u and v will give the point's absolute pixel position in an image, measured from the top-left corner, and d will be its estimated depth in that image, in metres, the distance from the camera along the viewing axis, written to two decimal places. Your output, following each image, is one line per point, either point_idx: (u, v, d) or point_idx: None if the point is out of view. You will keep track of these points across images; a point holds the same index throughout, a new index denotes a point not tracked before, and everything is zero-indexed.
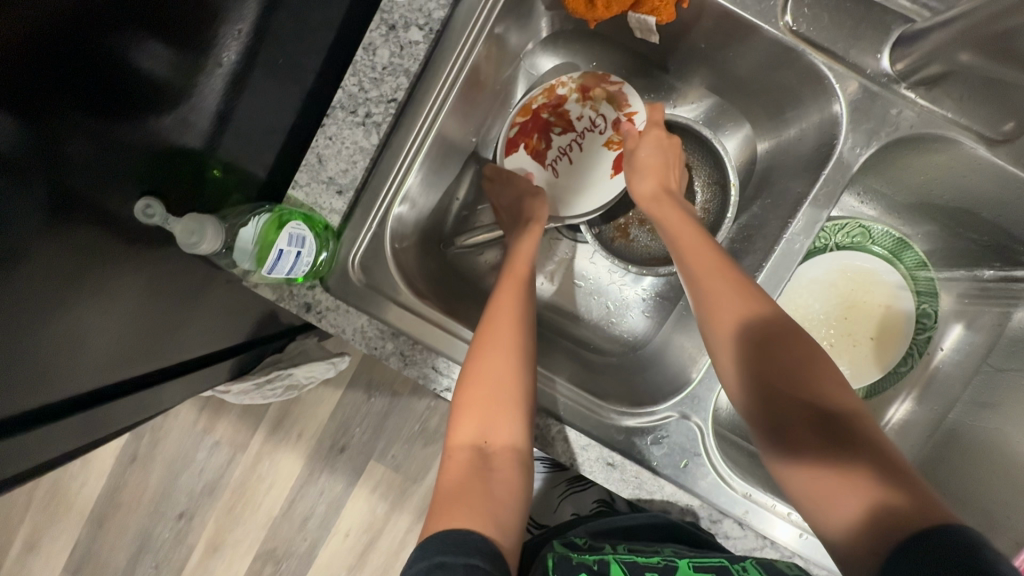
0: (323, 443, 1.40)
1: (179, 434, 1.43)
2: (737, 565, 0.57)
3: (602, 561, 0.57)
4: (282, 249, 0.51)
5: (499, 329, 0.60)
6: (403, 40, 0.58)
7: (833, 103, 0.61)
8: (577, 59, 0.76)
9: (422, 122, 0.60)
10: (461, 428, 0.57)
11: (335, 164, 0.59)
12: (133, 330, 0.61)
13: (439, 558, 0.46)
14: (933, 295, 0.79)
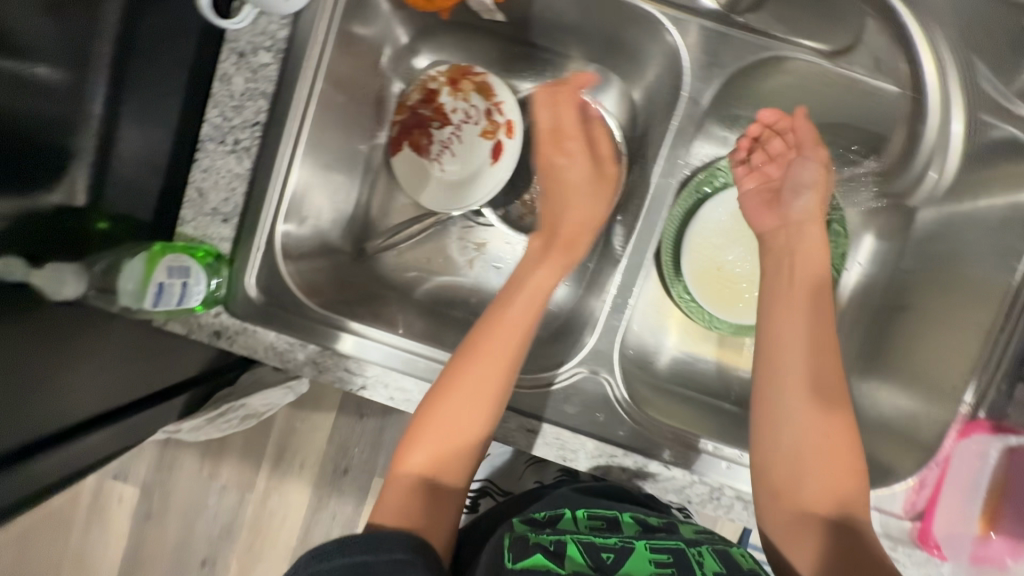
0: (326, 469, 1.45)
1: (187, 484, 1.48)
2: (694, 551, 0.61)
3: (558, 541, 0.60)
4: (162, 282, 0.54)
5: (491, 372, 0.60)
6: (254, 64, 0.60)
7: (666, 35, 0.65)
8: (449, 50, 0.78)
9: (287, 139, 0.62)
10: (413, 454, 0.59)
11: (215, 195, 0.62)
12: (104, 385, 0.65)
13: (361, 556, 0.48)
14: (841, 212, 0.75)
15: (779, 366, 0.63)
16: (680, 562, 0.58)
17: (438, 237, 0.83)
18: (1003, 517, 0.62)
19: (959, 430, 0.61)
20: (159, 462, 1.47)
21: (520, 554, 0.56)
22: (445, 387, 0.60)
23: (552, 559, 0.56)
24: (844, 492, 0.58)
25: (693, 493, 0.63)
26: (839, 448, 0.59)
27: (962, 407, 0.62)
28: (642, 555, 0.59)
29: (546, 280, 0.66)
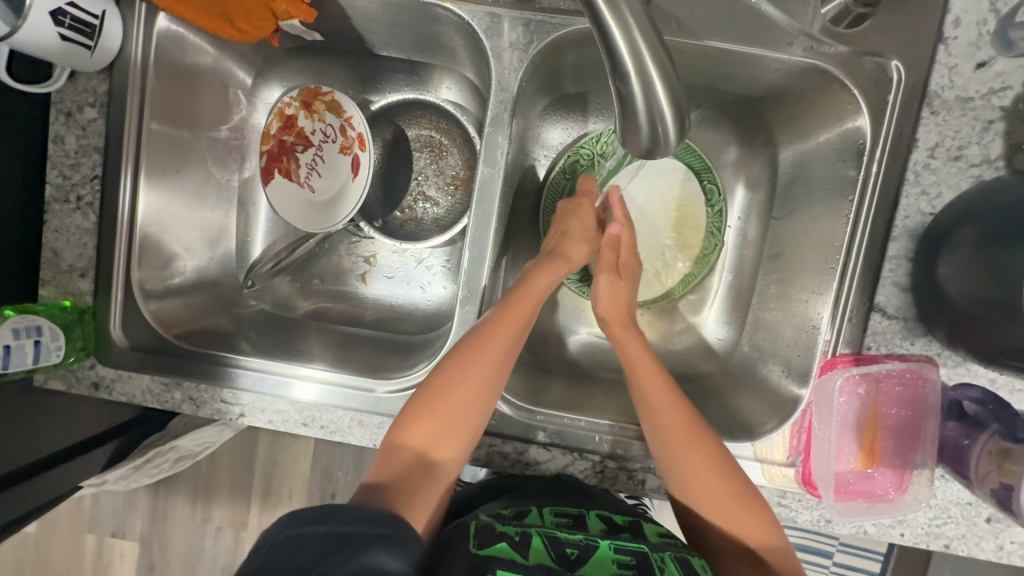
0: (314, 495, 1.47)
1: (183, 533, 1.52)
2: (656, 556, 0.56)
3: (526, 532, 0.56)
4: (9, 343, 0.56)
5: (449, 414, 0.59)
6: (82, 122, 0.63)
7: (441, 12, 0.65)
8: (303, 74, 0.80)
9: (126, 188, 0.64)
10: (410, 431, 0.58)
11: (70, 252, 0.64)
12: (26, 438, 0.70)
13: (333, 526, 0.47)
14: (707, 168, 0.77)
15: (661, 423, 0.60)
16: (642, 568, 0.54)
17: (324, 255, 0.85)
18: (883, 449, 0.61)
19: (819, 371, 0.62)
20: (152, 514, 1.51)
21: (485, 542, 0.54)
22: (415, 426, 0.59)
23: (516, 550, 0.53)
24: (751, 526, 0.57)
25: (576, 469, 0.65)
26: (726, 492, 0.58)
27: (821, 347, 0.62)
28: (605, 553, 0.55)
29: (541, 282, 0.66)
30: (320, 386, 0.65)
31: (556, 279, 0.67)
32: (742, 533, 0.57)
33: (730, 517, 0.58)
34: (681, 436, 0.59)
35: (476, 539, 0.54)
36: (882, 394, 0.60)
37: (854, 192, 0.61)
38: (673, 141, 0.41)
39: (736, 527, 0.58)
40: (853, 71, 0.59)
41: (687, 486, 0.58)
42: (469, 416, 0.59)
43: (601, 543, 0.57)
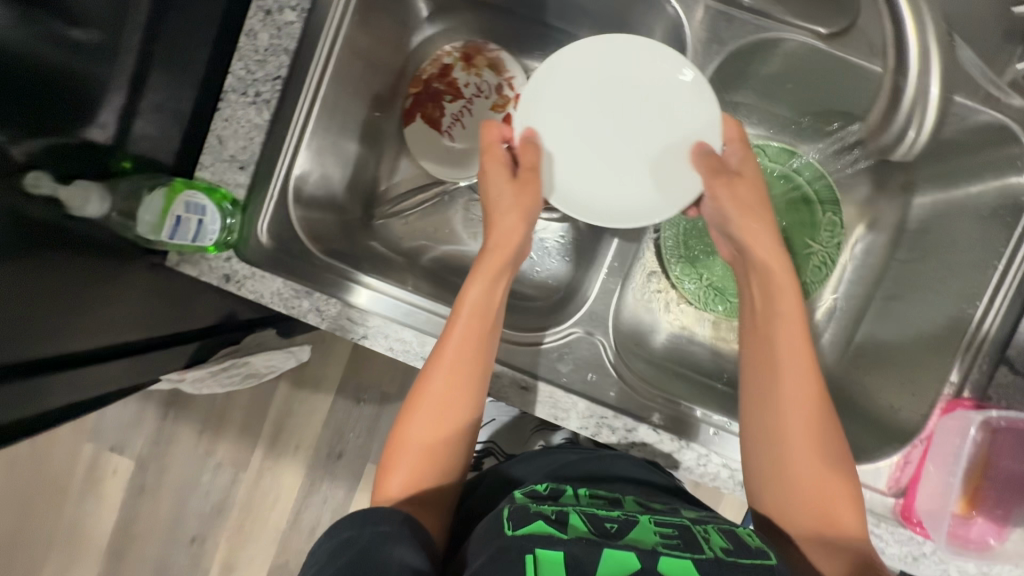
0: (321, 451, 1.47)
1: (183, 460, 1.50)
2: (699, 528, 0.55)
3: (561, 511, 0.53)
4: (180, 215, 0.57)
5: (434, 434, 0.59)
6: (279, 22, 0.64)
7: (668, 7, 0.65)
8: (464, 27, 0.81)
9: (305, 95, 0.65)
10: (393, 477, 0.59)
11: (234, 143, 0.65)
12: (132, 320, 0.70)
13: (345, 534, 0.51)
14: (835, 202, 0.80)
15: (795, 386, 0.57)
16: (685, 537, 0.53)
17: (444, 208, 0.85)
18: (986, 496, 0.62)
19: (943, 409, 0.63)
20: (157, 436, 1.50)
21: (521, 522, 0.51)
22: (402, 448, 0.59)
23: (555, 525, 0.50)
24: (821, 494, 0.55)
25: (679, 458, 0.65)
26: (811, 459, 0.56)
27: (945, 389, 0.63)
28: (646, 526, 0.54)
29: (470, 294, 0.61)
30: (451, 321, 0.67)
31: (491, 284, 0.62)
32: (824, 513, 0.54)
33: (815, 488, 0.55)
34: (806, 397, 0.57)
35: (510, 521, 0.51)
36: (997, 443, 0.61)
37: (1007, 244, 0.65)
38: None
39: (810, 504, 0.55)
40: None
41: (769, 444, 0.58)
42: (448, 429, 0.60)
43: (641, 518, 0.55)
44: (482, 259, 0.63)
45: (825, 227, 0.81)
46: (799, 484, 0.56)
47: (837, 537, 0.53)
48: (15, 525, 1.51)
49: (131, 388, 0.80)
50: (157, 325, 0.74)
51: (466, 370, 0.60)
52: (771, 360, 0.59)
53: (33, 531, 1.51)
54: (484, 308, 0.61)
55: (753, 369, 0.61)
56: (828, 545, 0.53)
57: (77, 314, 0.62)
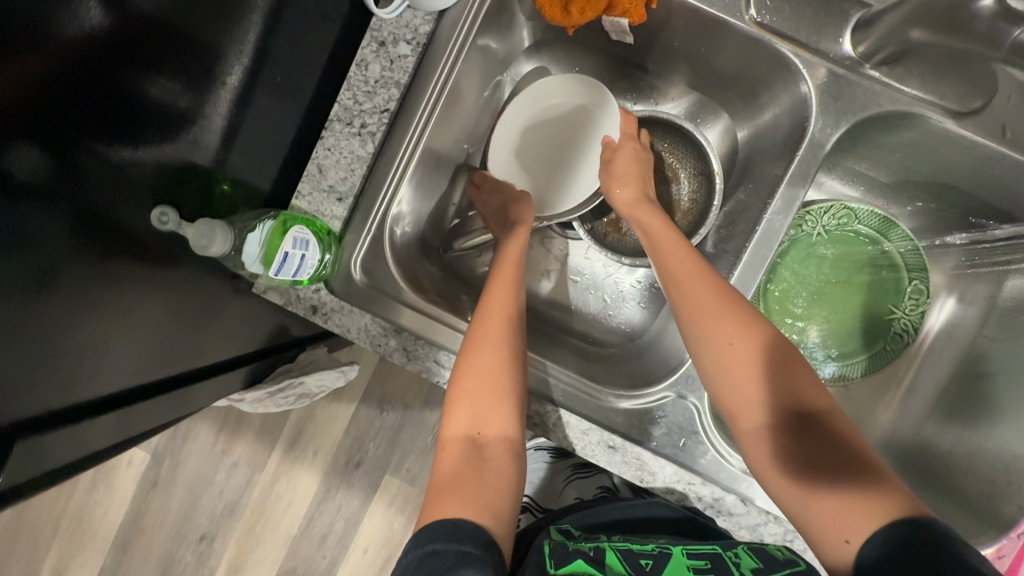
0: (340, 459, 1.44)
1: (198, 457, 1.47)
2: (728, 553, 0.58)
3: (597, 548, 0.58)
4: (288, 251, 0.55)
5: (476, 385, 0.60)
6: (393, 54, 0.62)
7: (801, 85, 0.63)
8: (559, 63, 0.80)
9: (413, 130, 0.63)
10: (455, 420, 0.61)
11: (334, 173, 0.63)
12: (158, 335, 0.63)
13: (430, 546, 0.49)
14: (924, 270, 0.79)
15: (716, 335, 0.57)
16: (718, 568, 0.56)
17: None
18: None
19: None
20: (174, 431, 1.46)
21: (563, 561, 0.54)
22: (454, 399, 0.62)
23: (592, 565, 0.54)
24: (799, 395, 0.55)
25: (767, 532, 0.63)
26: (762, 370, 0.55)
27: None
28: (679, 560, 0.58)
29: (512, 251, 0.71)
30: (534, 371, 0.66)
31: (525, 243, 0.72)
32: (802, 414, 0.54)
33: (778, 386, 0.55)
34: (741, 328, 0.57)
35: (552, 560, 0.54)
36: None
37: None
38: None
39: (789, 402, 0.55)
40: None
41: (734, 402, 0.56)
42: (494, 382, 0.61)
43: (674, 551, 0.59)
44: (507, 230, 0.73)
45: (911, 294, 0.80)
46: (779, 438, 0.54)
47: (857, 491, 0.50)
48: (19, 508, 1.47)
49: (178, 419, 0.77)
50: (189, 343, 0.68)
51: (513, 311, 0.66)
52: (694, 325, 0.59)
53: (37, 516, 1.47)
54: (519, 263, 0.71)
55: (683, 315, 0.60)
56: (837, 502, 0.50)
57: (87, 350, 0.56)
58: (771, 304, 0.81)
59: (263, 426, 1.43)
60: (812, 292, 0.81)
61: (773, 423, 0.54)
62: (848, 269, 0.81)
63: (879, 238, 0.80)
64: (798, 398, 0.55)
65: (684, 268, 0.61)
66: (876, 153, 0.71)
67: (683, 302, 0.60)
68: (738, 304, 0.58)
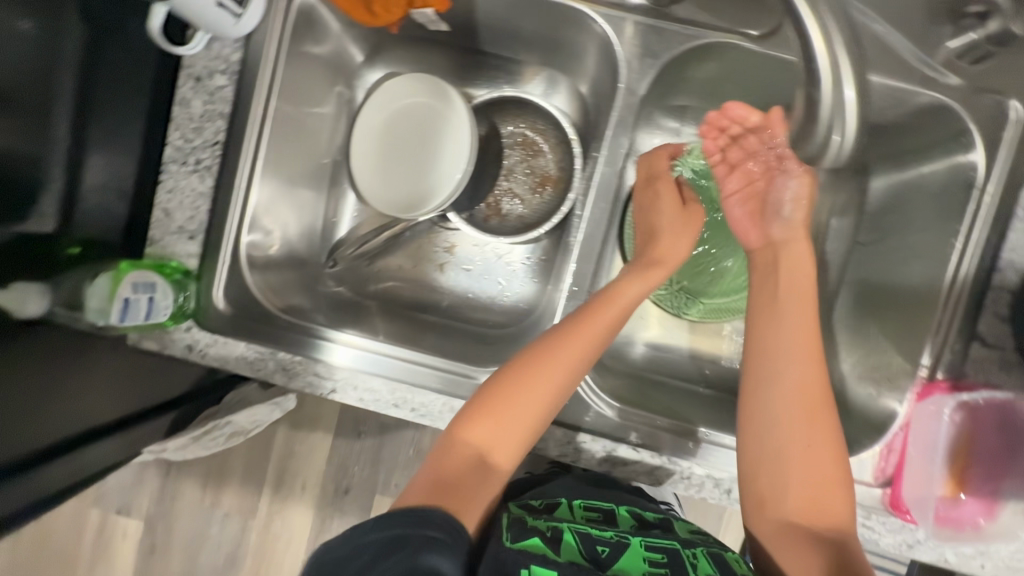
0: (328, 488, 1.44)
1: (189, 515, 1.47)
2: (687, 552, 0.59)
3: (555, 527, 0.58)
4: (128, 297, 0.56)
5: (507, 426, 0.60)
6: (210, 87, 0.64)
7: (593, 24, 0.66)
8: (402, 63, 0.81)
9: (246, 156, 0.64)
10: (432, 459, 0.60)
11: (181, 214, 0.65)
12: (111, 388, 0.69)
13: (384, 532, 0.51)
14: None
15: (778, 347, 0.62)
16: (673, 563, 0.57)
17: (409, 245, 0.87)
18: (972, 477, 0.62)
19: (917, 395, 0.62)
20: (161, 494, 1.47)
21: (519, 535, 0.55)
22: (454, 437, 0.61)
23: (549, 545, 0.54)
24: (833, 467, 0.58)
25: (662, 474, 0.65)
26: (831, 469, 0.58)
27: (920, 370, 0.62)
28: (637, 549, 0.58)
29: (629, 292, 0.65)
30: (410, 366, 0.66)
31: (648, 287, 0.66)
32: (819, 488, 0.58)
33: (822, 494, 0.58)
34: (811, 351, 0.62)
35: (510, 533, 0.56)
36: (980, 422, 0.61)
37: (963, 222, 0.62)
38: (849, 141, 0.41)
39: (820, 477, 0.58)
40: (973, 108, 0.60)
41: (782, 422, 0.60)
42: (520, 429, 0.60)
43: (632, 540, 0.59)
44: (640, 267, 0.67)
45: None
46: (788, 473, 0.59)
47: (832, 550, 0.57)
48: None
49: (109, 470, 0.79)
50: (139, 394, 0.75)
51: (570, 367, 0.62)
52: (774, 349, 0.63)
53: None
54: (627, 305, 0.65)
55: (758, 311, 0.64)
56: (804, 547, 0.57)
57: (45, 405, 0.60)
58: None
59: (245, 473, 1.44)
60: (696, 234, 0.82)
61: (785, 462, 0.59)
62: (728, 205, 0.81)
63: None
64: (827, 465, 0.58)
65: (800, 309, 0.63)
66: (712, 88, 0.72)
67: (800, 308, 0.63)
68: (818, 361, 0.62)
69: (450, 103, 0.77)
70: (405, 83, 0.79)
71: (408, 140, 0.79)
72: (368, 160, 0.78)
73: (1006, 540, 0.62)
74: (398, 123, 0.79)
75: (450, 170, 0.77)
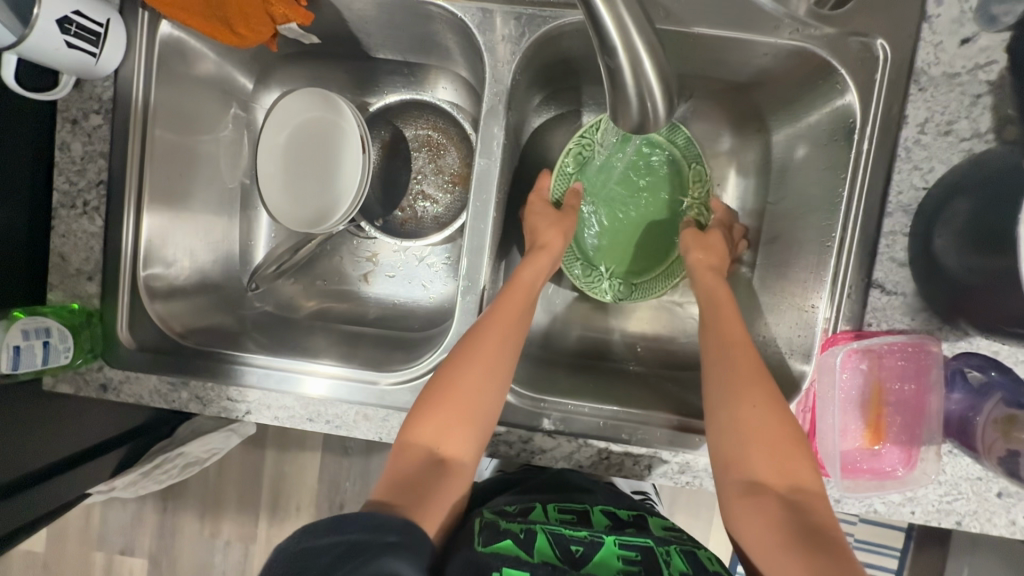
0: (322, 506, 1.44)
1: (191, 550, 1.48)
2: (661, 549, 0.53)
3: (529, 528, 0.53)
4: (19, 344, 0.57)
5: (456, 422, 0.58)
6: (88, 128, 0.66)
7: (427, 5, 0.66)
8: (295, 79, 0.81)
9: (133, 190, 0.67)
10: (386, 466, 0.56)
11: (76, 256, 0.66)
12: (34, 435, 0.69)
13: (353, 535, 0.46)
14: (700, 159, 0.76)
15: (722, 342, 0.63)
16: (650, 562, 0.51)
17: (329, 257, 0.85)
18: (890, 425, 0.61)
19: (823, 346, 0.62)
20: (161, 531, 1.48)
21: (490, 539, 0.51)
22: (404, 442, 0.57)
23: (522, 546, 0.50)
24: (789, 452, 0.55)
25: (582, 457, 0.65)
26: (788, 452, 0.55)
27: (821, 327, 0.63)
28: (610, 548, 0.52)
29: (526, 278, 0.67)
30: (347, 382, 0.66)
31: (541, 271, 0.68)
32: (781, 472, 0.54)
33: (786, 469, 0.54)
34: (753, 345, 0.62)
35: (481, 538, 0.52)
36: (885, 367, 0.60)
37: (847, 169, 0.62)
38: (662, 116, 0.43)
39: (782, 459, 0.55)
40: (840, 51, 0.60)
41: (737, 406, 0.57)
42: (472, 424, 0.58)
43: (606, 537, 0.53)
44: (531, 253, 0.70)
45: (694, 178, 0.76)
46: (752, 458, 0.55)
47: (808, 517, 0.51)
48: None
49: (62, 505, 0.79)
50: (69, 438, 0.74)
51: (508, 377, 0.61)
52: (717, 339, 0.63)
53: None
54: (529, 290, 0.66)
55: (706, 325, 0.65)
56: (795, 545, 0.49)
57: None
58: (587, 244, 0.79)
59: (239, 502, 1.44)
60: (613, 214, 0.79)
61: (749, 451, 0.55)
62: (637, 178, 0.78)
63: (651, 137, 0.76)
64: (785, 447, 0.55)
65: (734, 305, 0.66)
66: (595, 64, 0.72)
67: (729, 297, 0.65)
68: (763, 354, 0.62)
69: (340, 112, 0.77)
70: (296, 97, 0.77)
71: (308, 154, 0.78)
72: (275, 181, 0.77)
73: (931, 482, 0.61)
74: (302, 136, 0.78)
75: (352, 179, 0.77)
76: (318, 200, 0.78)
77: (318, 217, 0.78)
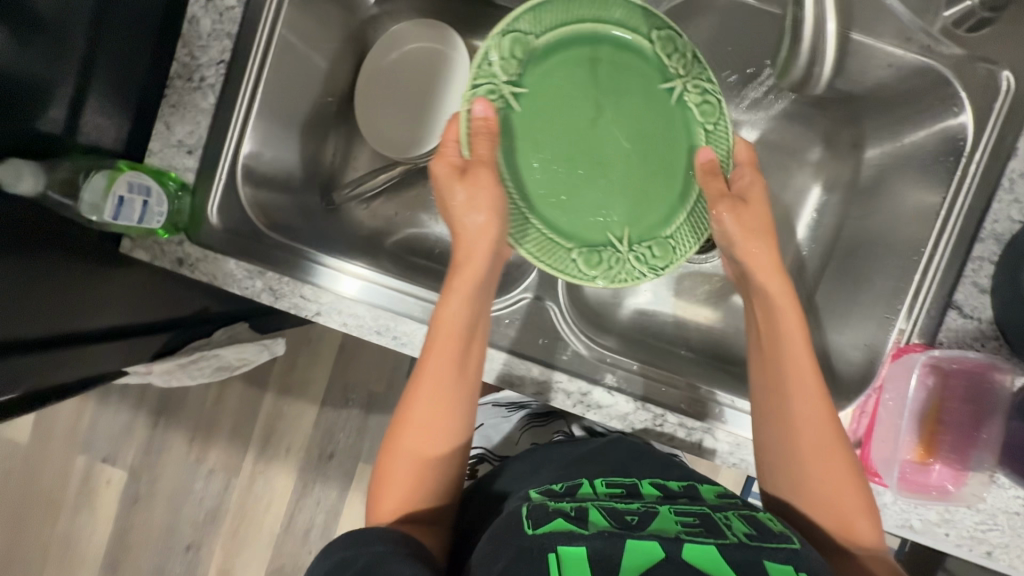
0: (312, 453, 1.42)
1: (174, 468, 1.47)
2: (720, 515, 0.52)
3: (580, 506, 0.52)
4: (123, 195, 0.58)
5: (429, 463, 0.58)
6: (220, 7, 0.66)
7: None
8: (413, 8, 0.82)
9: (250, 75, 0.67)
10: (384, 503, 0.58)
11: (181, 128, 0.66)
12: (99, 294, 0.69)
13: (341, 554, 0.48)
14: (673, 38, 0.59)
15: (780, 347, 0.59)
16: (708, 525, 0.50)
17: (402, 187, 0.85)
18: (942, 443, 0.63)
19: (892, 356, 0.63)
20: (148, 446, 1.46)
21: (540, 520, 0.49)
22: (389, 475, 0.58)
23: (575, 522, 0.48)
24: (832, 467, 0.56)
25: (636, 419, 0.66)
26: (840, 469, 0.56)
27: (894, 336, 0.64)
28: (666, 516, 0.51)
29: (448, 314, 0.59)
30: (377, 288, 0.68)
31: (467, 302, 0.60)
32: (834, 490, 0.56)
33: (832, 479, 0.56)
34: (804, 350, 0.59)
35: (529, 520, 0.50)
36: (949, 388, 0.62)
37: (949, 189, 0.63)
38: None
39: (828, 476, 0.56)
40: (965, 74, 0.62)
41: (788, 426, 0.58)
42: (423, 492, 0.58)
43: (660, 508, 0.53)
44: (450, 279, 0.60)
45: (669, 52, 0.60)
46: (805, 466, 0.57)
47: (832, 511, 0.55)
48: (14, 542, 1.48)
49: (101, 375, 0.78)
50: (127, 309, 0.74)
51: (455, 394, 0.59)
52: (776, 366, 0.59)
53: (26, 544, 1.48)
54: (460, 332, 0.59)
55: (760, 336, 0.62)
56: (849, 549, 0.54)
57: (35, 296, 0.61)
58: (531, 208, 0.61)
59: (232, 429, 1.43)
60: (574, 161, 0.62)
61: (797, 463, 0.57)
62: (584, 99, 0.61)
63: (569, 37, 0.60)
64: (830, 466, 0.56)
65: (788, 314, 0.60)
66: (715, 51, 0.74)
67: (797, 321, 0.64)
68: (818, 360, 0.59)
69: (453, 46, 0.80)
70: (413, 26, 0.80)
71: (415, 83, 0.80)
72: (378, 103, 0.79)
73: (969, 509, 0.61)
74: (408, 67, 0.80)
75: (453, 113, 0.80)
76: (416, 128, 0.80)
77: (411, 144, 0.80)
